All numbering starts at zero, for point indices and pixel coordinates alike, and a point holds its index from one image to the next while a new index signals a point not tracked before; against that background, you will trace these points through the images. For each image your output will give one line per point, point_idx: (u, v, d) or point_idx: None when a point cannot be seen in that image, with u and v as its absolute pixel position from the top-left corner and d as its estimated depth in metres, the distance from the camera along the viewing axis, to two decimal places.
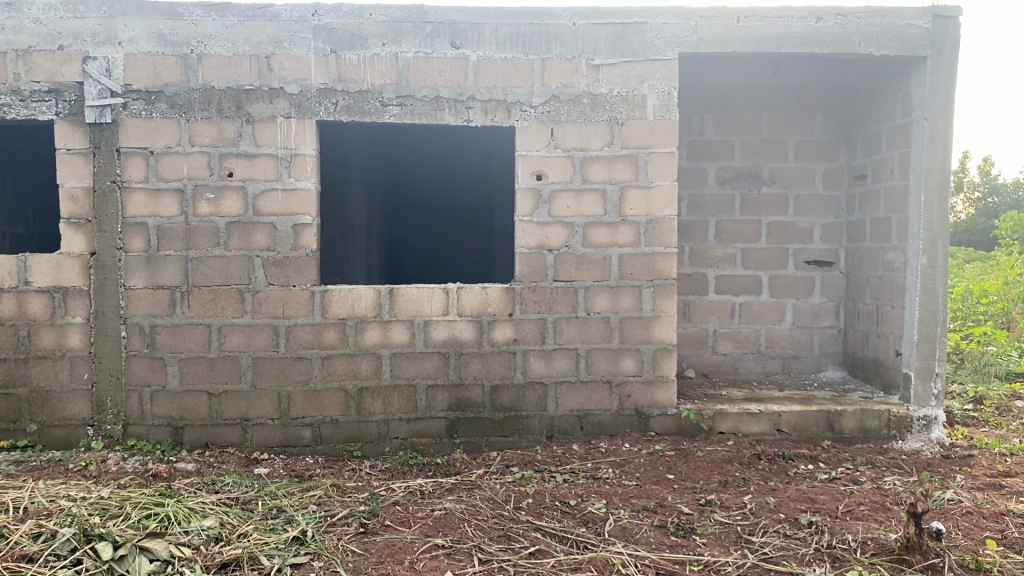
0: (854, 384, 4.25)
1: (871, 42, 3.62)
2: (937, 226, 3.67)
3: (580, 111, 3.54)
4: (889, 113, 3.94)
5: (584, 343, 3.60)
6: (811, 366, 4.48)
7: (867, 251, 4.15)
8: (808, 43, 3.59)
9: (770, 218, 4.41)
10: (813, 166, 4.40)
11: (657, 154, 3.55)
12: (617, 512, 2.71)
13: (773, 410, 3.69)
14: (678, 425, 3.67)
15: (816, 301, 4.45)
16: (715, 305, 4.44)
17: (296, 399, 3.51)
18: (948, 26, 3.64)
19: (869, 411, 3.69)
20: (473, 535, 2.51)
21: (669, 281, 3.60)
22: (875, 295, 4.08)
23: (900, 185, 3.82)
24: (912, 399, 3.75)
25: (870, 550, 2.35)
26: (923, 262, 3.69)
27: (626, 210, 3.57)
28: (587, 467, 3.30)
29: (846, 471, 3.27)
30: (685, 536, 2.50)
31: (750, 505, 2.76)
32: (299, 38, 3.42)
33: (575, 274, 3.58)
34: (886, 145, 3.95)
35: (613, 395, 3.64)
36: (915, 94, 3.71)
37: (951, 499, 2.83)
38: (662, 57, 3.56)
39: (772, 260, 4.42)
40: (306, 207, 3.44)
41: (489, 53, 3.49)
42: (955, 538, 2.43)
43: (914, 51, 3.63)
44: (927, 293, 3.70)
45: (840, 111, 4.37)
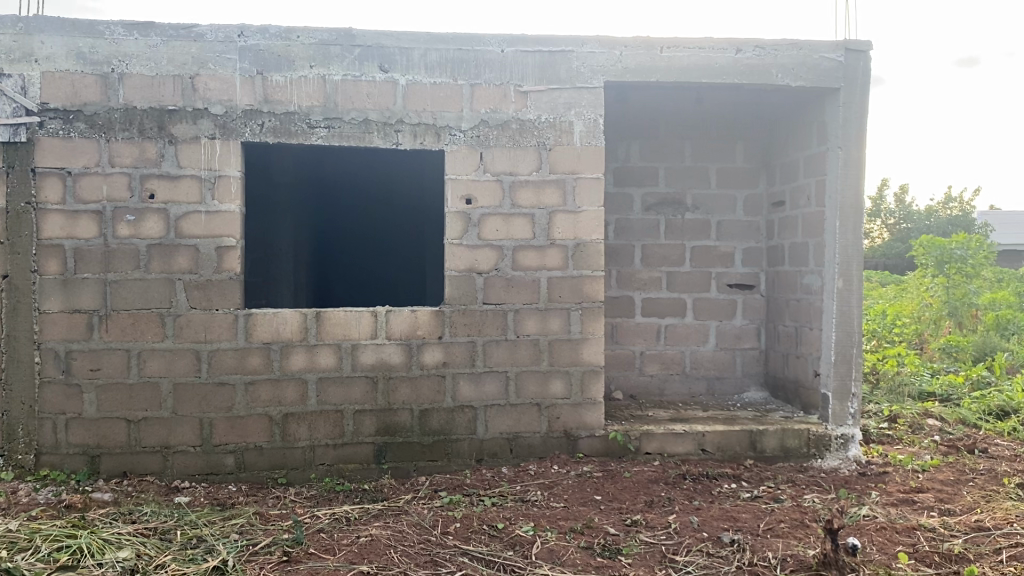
0: (775, 404, 4.36)
1: (787, 73, 3.76)
2: (851, 251, 3.81)
3: (508, 135, 3.58)
4: (805, 142, 4.09)
5: (513, 366, 3.62)
6: (734, 386, 4.58)
7: (787, 274, 4.28)
8: (728, 74, 3.71)
9: (694, 243, 4.52)
10: (733, 193, 4.53)
11: (585, 179, 3.62)
12: (545, 534, 2.72)
13: (698, 430, 3.76)
14: (606, 446, 3.71)
15: (739, 323, 4.57)
16: (642, 328, 4.51)
17: (218, 426, 3.44)
18: (860, 59, 3.80)
19: (789, 430, 3.79)
20: (400, 561, 2.49)
21: (596, 304, 3.65)
22: (794, 317, 4.20)
23: (817, 212, 3.96)
24: (831, 418, 3.86)
25: (789, 567, 2.40)
26: (838, 285, 3.82)
27: (555, 234, 3.62)
28: (516, 490, 3.31)
29: (768, 489, 3.35)
30: (611, 557, 2.52)
31: (675, 525, 2.80)
32: (224, 58, 3.38)
33: (504, 297, 3.60)
34: (803, 173, 4.09)
35: (542, 417, 3.66)
36: (830, 124, 3.86)
37: (866, 516, 2.91)
38: (588, 85, 3.63)
39: (696, 284, 4.53)
40: (230, 228, 3.39)
41: (418, 77, 3.51)
42: (869, 553, 2.50)
43: (827, 82, 3.78)
44: (843, 315, 3.83)
45: (760, 140, 4.52)
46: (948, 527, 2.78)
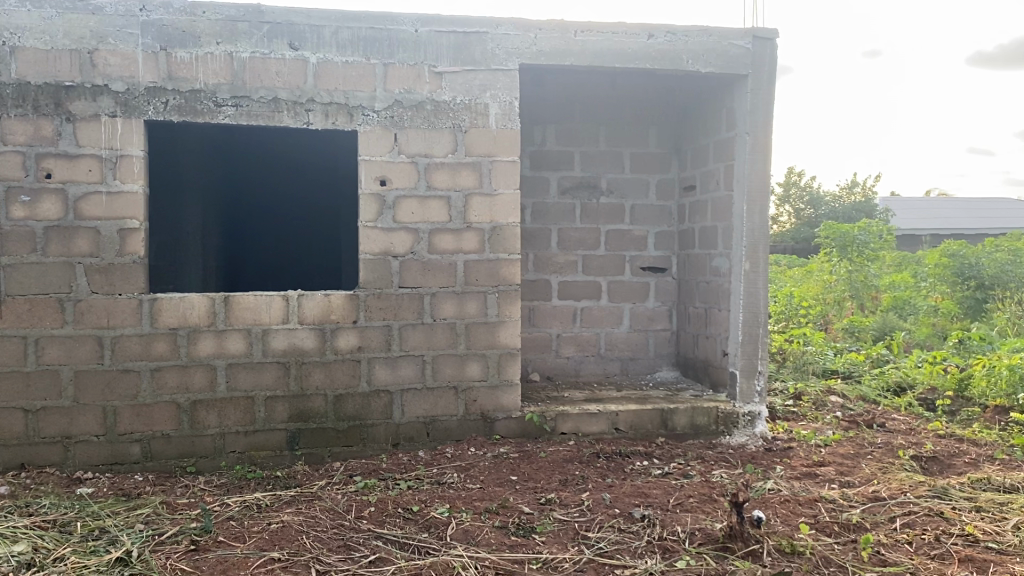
0: (687, 383, 4.47)
1: (697, 59, 3.82)
2: (757, 234, 3.92)
3: (423, 117, 3.55)
4: (715, 127, 4.18)
5: (429, 349, 3.60)
6: (647, 366, 4.67)
7: (697, 257, 4.38)
8: (640, 59, 3.76)
9: (608, 226, 4.57)
10: (647, 177, 4.60)
11: (500, 162, 3.61)
12: (460, 515, 2.73)
13: (612, 410, 3.82)
14: (523, 428, 3.73)
15: (651, 306, 4.65)
16: (558, 310, 4.55)
17: (123, 414, 3.32)
18: (767, 47, 3.89)
19: (699, 409, 3.89)
20: (312, 546, 2.46)
21: (513, 287, 3.66)
22: (704, 299, 4.30)
23: (725, 196, 4.05)
24: (738, 396, 3.97)
25: (697, 540, 2.46)
26: (746, 267, 3.92)
27: (471, 217, 3.61)
28: (432, 473, 3.31)
29: (678, 465, 3.43)
30: (525, 536, 2.54)
31: (588, 502, 2.84)
32: (125, 33, 3.25)
33: (420, 281, 3.57)
34: (713, 158, 4.18)
35: (459, 400, 3.66)
36: (738, 110, 3.95)
37: (771, 489, 3.01)
38: (503, 67, 3.62)
39: (611, 267, 4.59)
40: (133, 210, 3.27)
41: (329, 56, 3.44)
42: (773, 525, 2.58)
43: (736, 69, 3.87)
44: (750, 296, 3.94)
45: (672, 126, 4.60)
46: (847, 498, 2.89)
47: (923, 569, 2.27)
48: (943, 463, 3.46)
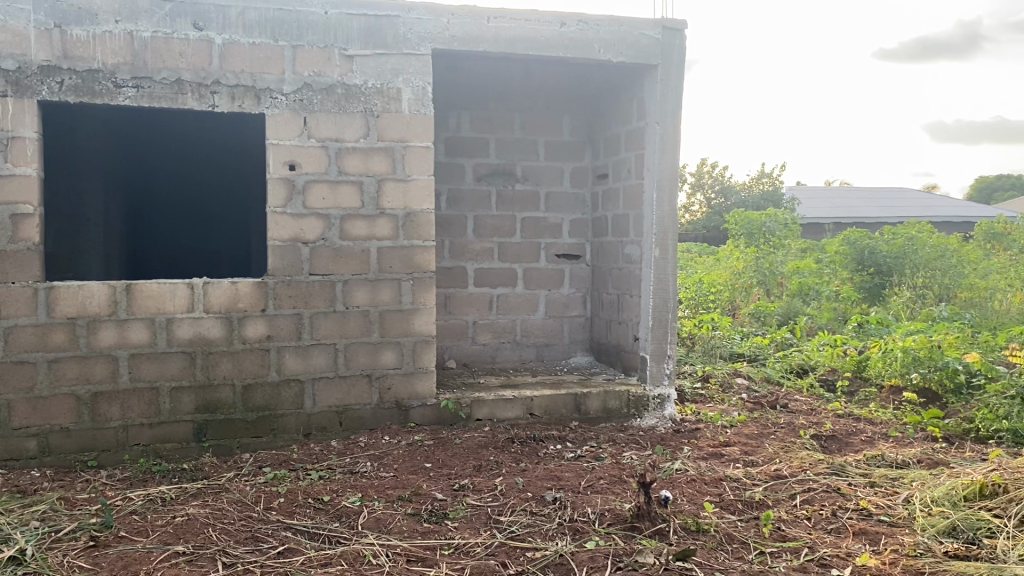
0: (600, 368, 4.54)
1: (609, 48, 3.87)
2: (667, 221, 4.00)
3: (333, 100, 3.49)
4: (626, 117, 4.23)
5: (341, 337, 3.56)
6: (562, 352, 4.73)
7: (609, 244, 4.44)
8: (552, 47, 3.77)
9: (523, 214, 4.59)
10: (560, 165, 4.64)
11: (413, 148, 3.59)
12: (372, 504, 2.71)
13: (526, 395, 3.85)
14: (437, 415, 3.73)
15: (566, 292, 4.70)
16: (474, 297, 4.54)
17: (17, 408, 3.18)
18: (676, 38, 3.96)
19: (612, 393, 3.96)
20: (219, 539, 2.40)
21: (427, 274, 3.65)
22: (616, 285, 4.37)
23: (636, 184, 4.12)
24: (649, 380, 4.05)
25: (607, 521, 2.50)
26: (656, 254, 3.99)
27: (383, 203, 3.57)
28: (345, 462, 3.27)
29: (591, 448, 3.48)
30: (437, 522, 2.54)
31: (500, 487, 2.86)
32: (16, 9, 3.09)
33: (331, 268, 3.52)
34: (625, 147, 4.24)
35: (372, 388, 3.63)
36: (649, 100, 4.01)
37: (679, 469, 3.09)
38: (415, 52, 3.58)
39: (526, 254, 4.61)
40: (27, 195, 3.12)
41: (235, 37, 3.35)
42: (681, 504, 2.65)
43: (646, 59, 3.93)
44: (660, 282, 4.01)
45: (585, 114, 4.64)
46: (751, 477, 2.99)
47: (820, 543, 2.37)
48: (841, 442, 3.61)
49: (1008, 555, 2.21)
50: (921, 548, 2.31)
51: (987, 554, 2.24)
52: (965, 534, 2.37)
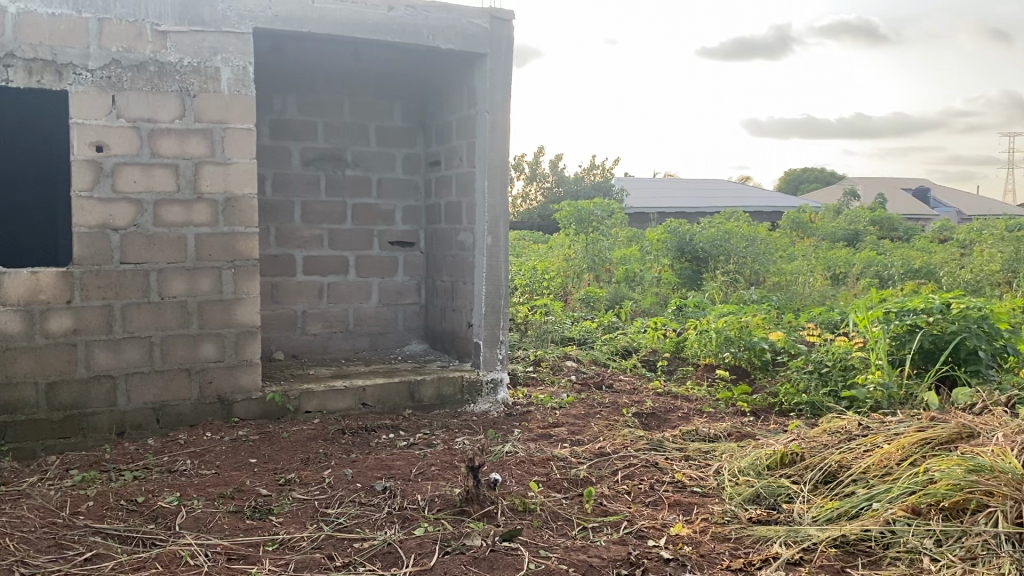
0: (434, 355, 4.54)
1: (437, 35, 3.85)
2: (499, 209, 4.04)
3: (145, 78, 3.28)
4: (457, 104, 4.24)
5: (157, 330, 3.37)
6: (396, 340, 4.69)
7: (443, 232, 4.45)
8: (380, 31, 3.72)
9: (354, 200, 4.51)
10: (392, 151, 4.59)
11: (233, 130, 3.44)
12: (191, 503, 2.59)
13: (357, 385, 3.80)
14: (264, 408, 3.61)
15: (399, 280, 4.67)
16: (303, 286, 4.42)
17: None
18: (504, 28, 4.00)
19: (445, 379, 3.97)
20: (17, 549, 2.23)
21: (250, 262, 3.51)
22: (450, 272, 4.38)
23: (468, 171, 4.14)
24: (482, 365, 4.09)
25: (436, 507, 2.51)
26: (488, 241, 4.04)
27: (202, 187, 3.41)
28: (163, 461, 3.11)
29: (423, 436, 3.48)
30: (261, 518, 2.46)
31: (329, 479, 2.81)
32: None
33: (145, 256, 3.33)
34: (457, 134, 4.25)
35: (193, 382, 3.46)
36: (478, 88, 4.04)
37: (509, 451, 3.14)
38: (235, 30, 3.43)
39: (357, 242, 4.53)
40: None
41: (31, 6, 3.08)
42: (509, 485, 2.70)
43: (475, 48, 3.95)
44: (492, 269, 4.06)
45: (416, 100, 4.61)
46: (577, 456, 3.09)
47: (638, 516, 2.48)
48: (660, 419, 3.79)
49: (804, 517, 2.40)
50: (729, 515, 2.46)
51: (786, 517, 2.42)
52: (767, 500, 2.55)
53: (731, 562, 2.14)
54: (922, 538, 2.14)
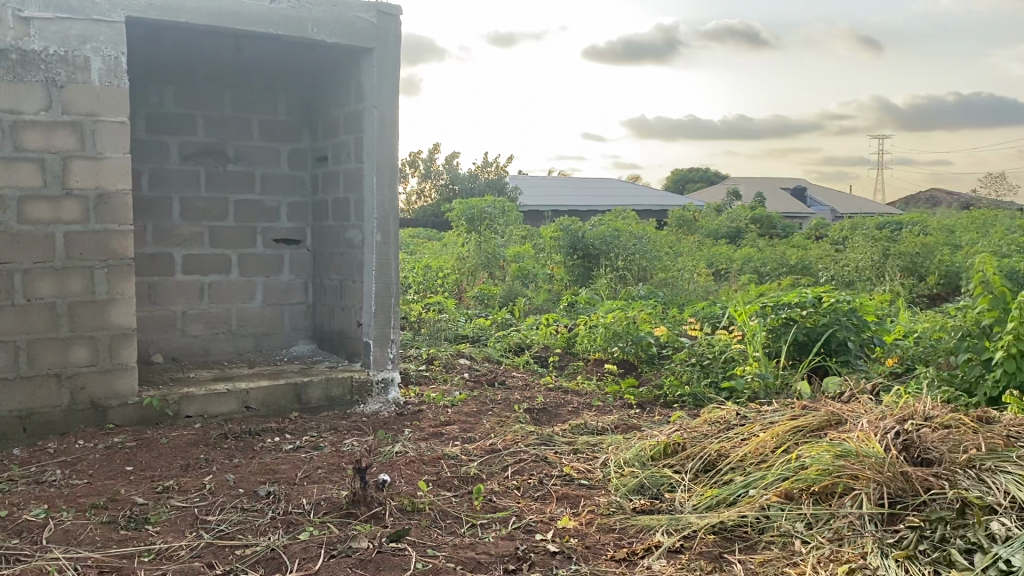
0: (322, 355, 4.46)
1: (322, 28, 3.78)
2: (388, 206, 4.00)
3: (6, 67, 3.09)
4: (343, 99, 4.18)
5: (22, 334, 3.19)
6: (283, 341, 4.58)
7: (330, 229, 4.37)
8: (262, 23, 3.62)
9: (237, 196, 4.38)
10: (277, 146, 4.48)
11: (105, 123, 3.28)
12: (60, 515, 2.46)
13: (241, 388, 3.69)
14: (141, 414, 3.46)
15: (285, 279, 4.56)
16: (182, 286, 4.26)
17: None
18: (391, 23, 3.96)
19: (333, 380, 3.90)
20: None
21: (124, 261, 3.36)
22: (338, 270, 4.31)
23: (356, 167, 4.08)
24: (372, 365, 4.04)
25: (322, 510, 2.46)
26: (377, 239, 3.99)
27: (70, 182, 3.24)
28: (29, 472, 2.94)
29: (310, 438, 3.41)
30: (136, 528, 2.36)
31: (210, 485, 2.72)
32: None
33: (8, 255, 3.14)
34: (344, 129, 4.18)
35: (63, 388, 3.29)
36: (365, 83, 3.98)
37: (398, 451, 3.11)
38: (106, 19, 3.27)
39: (240, 240, 4.40)
40: None
41: None
42: (398, 485, 2.67)
43: (361, 42, 3.89)
44: (382, 267, 4.01)
45: (301, 95, 4.52)
46: (467, 454, 3.09)
47: (526, 511, 2.50)
48: (550, 414, 3.83)
49: (684, 505, 2.47)
50: (614, 506, 2.51)
51: (668, 506, 2.49)
52: (650, 490, 2.62)
53: (615, 553, 2.18)
54: (794, 521, 2.24)
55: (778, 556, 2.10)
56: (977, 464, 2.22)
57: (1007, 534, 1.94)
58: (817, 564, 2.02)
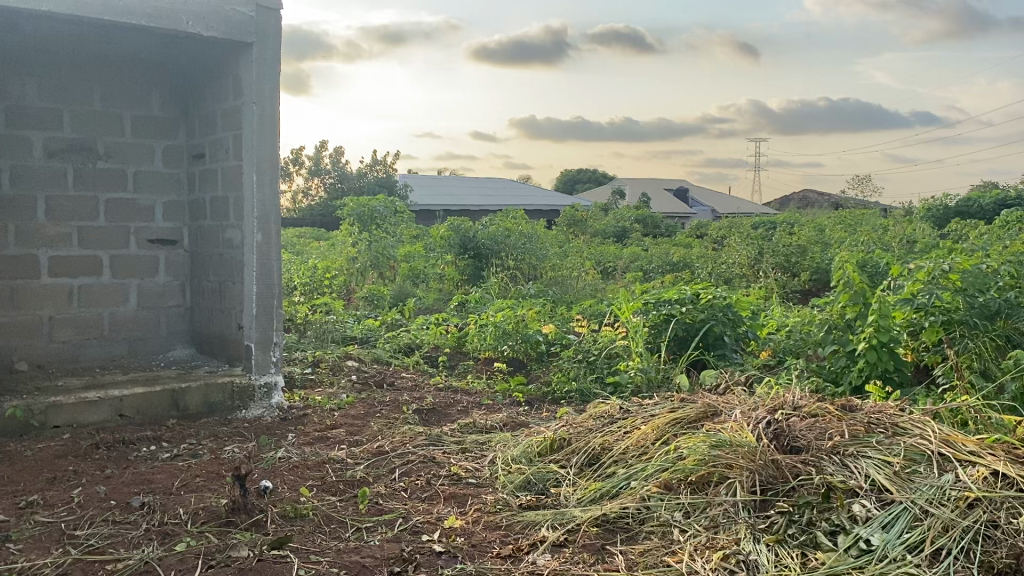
0: (202, 360, 4.31)
1: (198, 21, 3.65)
2: (269, 205, 3.92)
3: None
4: (221, 95, 4.05)
5: None
6: (159, 346, 4.40)
7: (208, 229, 4.23)
8: (133, 14, 3.46)
9: (107, 195, 4.17)
10: (150, 143, 4.30)
11: None
12: None
13: (114, 395, 3.52)
14: (3, 426, 3.26)
15: (161, 281, 4.38)
16: (48, 290, 4.02)
17: None
18: (271, 17, 3.87)
19: (213, 386, 3.78)
20: None
21: None
22: (217, 272, 4.17)
23: (234, 165, 3.96)
24: (254, 369, 3.93)
25: (200, 519, 2.38)
26: (258, 238, 3.89)
27: None
28: None
29: (189, 446, 3.29)
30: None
31: (79, 499, 2.59)
32: None
33: None
34: (221, 126, 4.05)
35: None
36: (244, 78, 3.87)
37: (282, 457, 3.04)
38: None
39: (112, 240, 4.19)
40: None
41: None
42: (281, 492, 2.61)
43: (240, 36, 3.78)
44: (263, 268, 3.92)
45: (176, 89, 4.36)
46: (353, 457, 3.05)
47: (413, 512, 2.48)
48: (439, 414, 3.83)
49: (569, 499, 2.52)
50: (500, 503, 2.53)
51: (553, 501, 2.53)
52: (536, 486, 2.65)
53: (501, 549, 2.20)
54: (672, 510, 2.31)
55: (657, 545, 2.16)
56: (841, 450, 2.35)
57: (867, 515, 2.06)
58: (693, 551, 2.09)
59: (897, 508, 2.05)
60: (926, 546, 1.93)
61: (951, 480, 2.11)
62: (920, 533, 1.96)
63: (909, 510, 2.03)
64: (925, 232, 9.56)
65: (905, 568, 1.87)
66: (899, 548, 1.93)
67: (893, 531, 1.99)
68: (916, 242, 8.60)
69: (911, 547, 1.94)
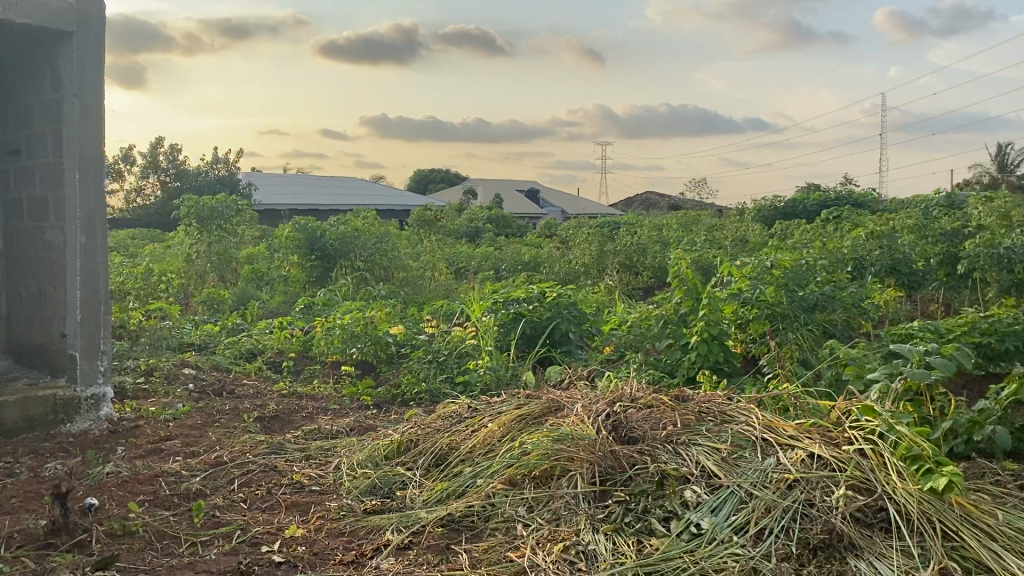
0: (20, 371, 3.99)
1: (10, 7, 3.38)
2: (93, 204, 3.69)
3: None
4: (38, 86, 3.77)
5: None
6: None
7: (26, 230, 3.93)
8: None
9: None
10: None
11: None
12: None
13: None
14: None
15: None
16: None
17: None
18: (93, 6, 3.65)
19: (32, 399, 3.51)
20: None
21: None
22: (37, 276, 3.88)
23: (54, 162, 3.69)
24: (80, 379, 3.68)
25: (16, 543, 2.20)
26: (82, 240, 3.65)
27: None
28: None
29: (4, 465, 3.04)
30: None
31: None
32: None
33: None
34: (39, 119, 3.78)
35: None
36: (64, 70, 3.63)
37: (110, 472, 2.86)
38: None
39: None
40: None
41: None
42: (108, 509, 2.46)
43: (59, 24, 3.54)
44: (88, 272, 3.68)
45: None
46: (189, 468, 2.91)
47: (252, 522, 2.40)
48: (283, 421, 3.72)
49: (415, 501, 2.51)
50: (344, 509, 2.49)
51: (399, 504, 2.51)
52: (382, 490, 2.63)
53: (344, 556, 2.16)
54: (516, 506, 2.35)
55: (501, 541, 2.19)
56: (675, 438, 2.45)
57: (698, 501, 2.16)
58: (535, 545, 2.13)
59: (725, 492, 2.16)
60: (751, 527, 2.04)
61: (773, 463, 2.24)
62: (745, 515, 2.08)
63: (735, 494, 2.15)
64: (755, 231, 10.14)
65: (731, 549, 1.97)
66: (726, 530, 2.04)
67: (721, 514, 2.09)
68: (748, 241, 9.11)
69: (737, 528, 2.05)
